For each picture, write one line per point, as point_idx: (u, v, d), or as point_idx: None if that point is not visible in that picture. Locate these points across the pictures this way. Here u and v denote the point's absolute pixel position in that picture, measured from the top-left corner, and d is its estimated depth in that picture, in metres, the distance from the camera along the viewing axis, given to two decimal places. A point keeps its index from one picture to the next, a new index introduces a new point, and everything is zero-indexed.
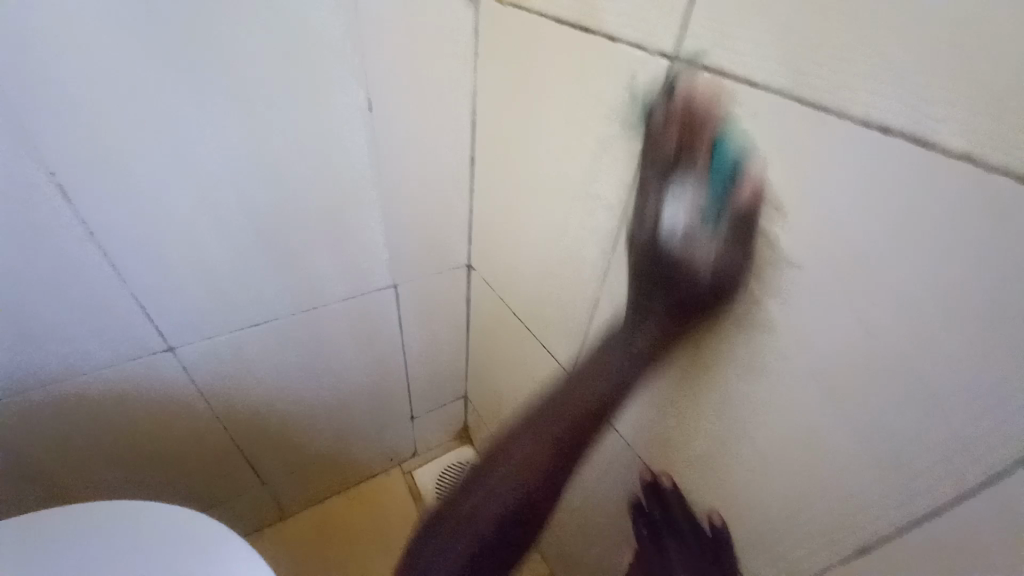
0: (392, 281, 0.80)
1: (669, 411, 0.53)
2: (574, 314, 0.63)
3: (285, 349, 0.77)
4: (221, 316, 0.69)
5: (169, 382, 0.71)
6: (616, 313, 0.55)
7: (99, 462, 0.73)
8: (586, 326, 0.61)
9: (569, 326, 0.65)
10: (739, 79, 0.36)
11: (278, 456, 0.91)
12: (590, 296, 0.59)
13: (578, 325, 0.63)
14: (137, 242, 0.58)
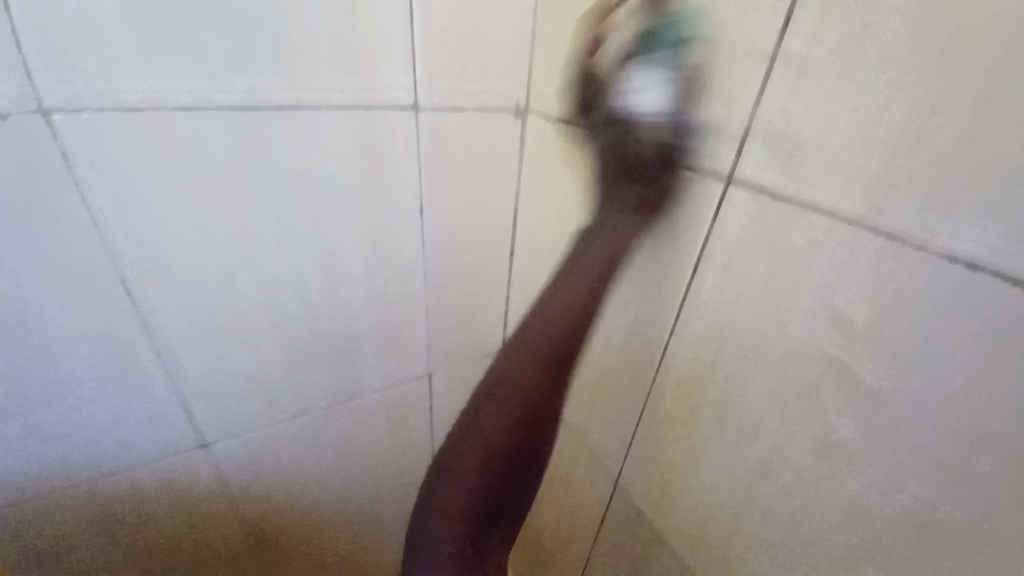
0: (430, 372, 0.80)
1: (742, 520, 0.51)
2: (628, 414, 0.63)
3: (320, 443, 0.75)
4: (267, 410, 0.68)
5: (198, 483, 0.68)
6: (678, 411, 0.55)
7: (108, 575, 0.67)
8: (640, 425, 0.61)
9: (621, 423, 0.64)
10: (807, 201, 0.40)
11: (297, 561, 0.84)
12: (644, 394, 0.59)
13: (632, 424, 0.63)
14: (194, 342, 0.59)
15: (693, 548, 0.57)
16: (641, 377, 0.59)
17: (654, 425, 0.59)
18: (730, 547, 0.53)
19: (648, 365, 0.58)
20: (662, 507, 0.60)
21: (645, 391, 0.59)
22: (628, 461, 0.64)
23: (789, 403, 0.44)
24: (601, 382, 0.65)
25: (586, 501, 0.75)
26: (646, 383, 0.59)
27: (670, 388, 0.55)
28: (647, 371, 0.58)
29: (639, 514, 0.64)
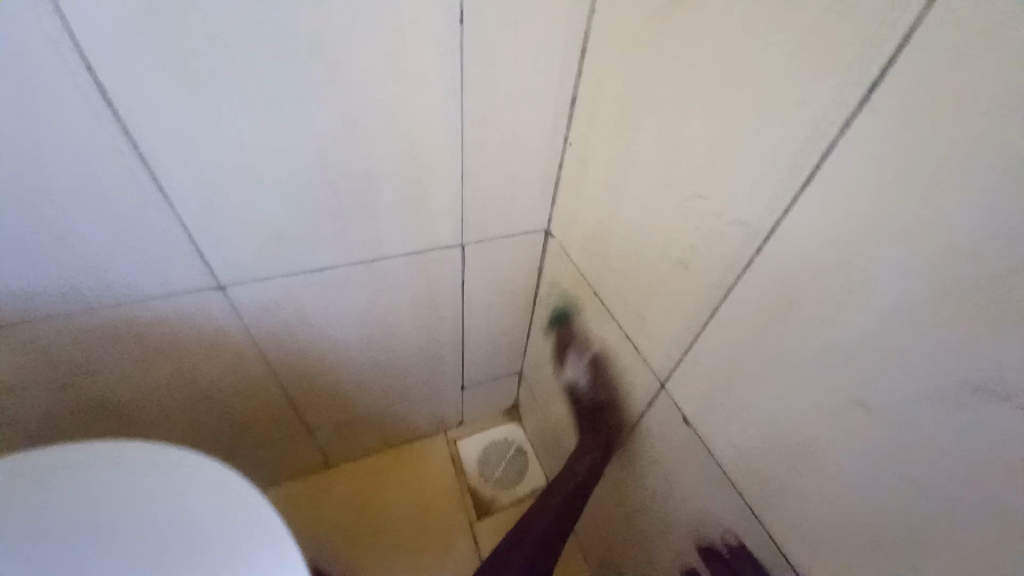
0: (461, 242, 0.70)
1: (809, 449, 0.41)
2: (691, 315, 0.50)
3: (338, 304, 0.71)
4: (282, 261, 0.63)
5: (218, 325, 0.66)
6: (755, 314, 0.43)
7: (140, 398, 0.71)
8: (702, 330, 0.49)
9: (677, 325, 0.53)
10: None
11: (326, 409, 0.87)
12: (719, 295, 0.46)
13: (692, 329, 0.51)
14: (189, 171, 0.51)
15: (738, 469, 0.49)
16: (718, 274, 0.45)
17: (722, 330, 0.47)
18: (790, 476, 0.43)
19: (734, 257, 0.43)
20: (710, 421, 0.51)
21: (720, 290, 0.46)
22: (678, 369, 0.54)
23: (946, 321, 0.30)
24: (663, 274, 0.53)
25: (614, 403, 0.68)
26: (726, 282, 0.45)
27: (758, 289, 0.42)
28: (732, 265, 0.44)
29: (679, 424, 0.56)
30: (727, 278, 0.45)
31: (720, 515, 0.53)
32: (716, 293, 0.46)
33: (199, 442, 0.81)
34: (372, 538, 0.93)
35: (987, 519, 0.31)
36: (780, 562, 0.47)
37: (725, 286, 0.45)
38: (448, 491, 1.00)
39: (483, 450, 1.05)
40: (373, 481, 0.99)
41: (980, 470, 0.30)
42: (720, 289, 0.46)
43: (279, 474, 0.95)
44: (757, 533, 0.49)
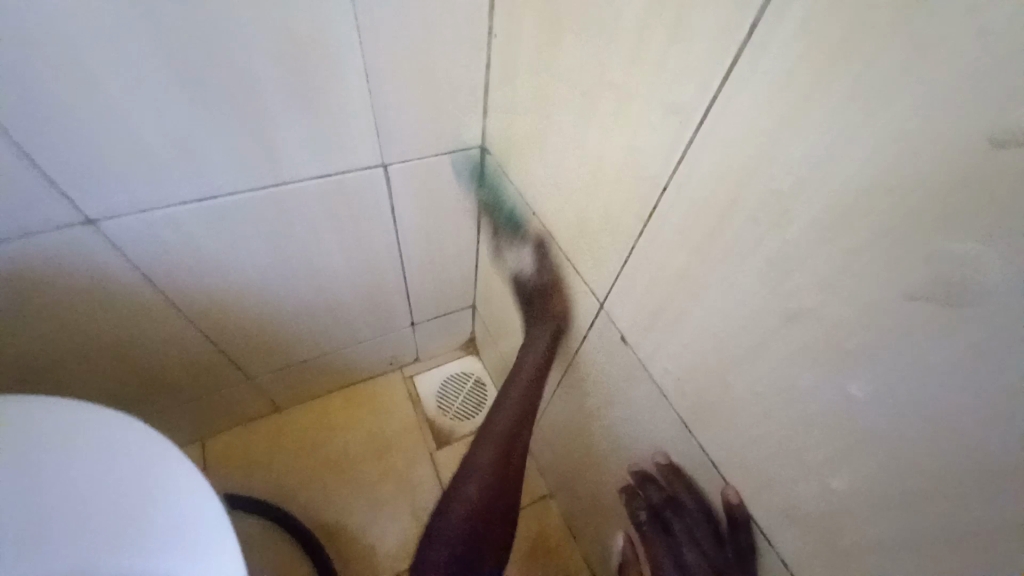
0: (382, 161, 0.64)
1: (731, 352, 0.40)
2: (626, 228, 0.46)
3: (250, 237, 0.64)
4: (170, 189, 0.55)
5: (102, 266, 0.58)
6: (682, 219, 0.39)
7: (31, 359, 0.63)
8: (637, 242, 0.46)
9: (614, 239, 0.49)
10: None
11: (263, 353, 0.82)
12: (655, 197, 0.42)
13: (629, 242, 0.47)
14: (14, 74, 0.42)
15: (674, 385, 0.47)
16: (652, 175, 0.41)
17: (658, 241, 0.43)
18: (720, 386, 0.42)
19: (668, 155, 0.39)
20: (649, 339, 0.49)
21: (656, 192, 0.41)
22: (617, 286, 0.51)
23: (880, 200, 0.26)
24: (601, 183, 0.48)
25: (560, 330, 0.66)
26: (661, 184, 0.40)
27: (693, 185, 0.37)
28: (666, 163, 0.39)
29: (617, 343, 0.54)
30: (661, 179, 0.40)
31: (659, 429, 0.52)
32: (650, 199, 0.42)
33: (119, 401, 0.75)
34: (329, 475, 0.92)
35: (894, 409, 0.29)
36: (710, 469, 0.46)
37: (661, 187, 0.41)
38: (406, 425, 0.99)
39: (440, 384, 1.04)
40: (327, 422, 0.97)
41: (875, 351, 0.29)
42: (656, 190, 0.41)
43: (225, 422, 0.91)
44: (692, 445, 0.47)
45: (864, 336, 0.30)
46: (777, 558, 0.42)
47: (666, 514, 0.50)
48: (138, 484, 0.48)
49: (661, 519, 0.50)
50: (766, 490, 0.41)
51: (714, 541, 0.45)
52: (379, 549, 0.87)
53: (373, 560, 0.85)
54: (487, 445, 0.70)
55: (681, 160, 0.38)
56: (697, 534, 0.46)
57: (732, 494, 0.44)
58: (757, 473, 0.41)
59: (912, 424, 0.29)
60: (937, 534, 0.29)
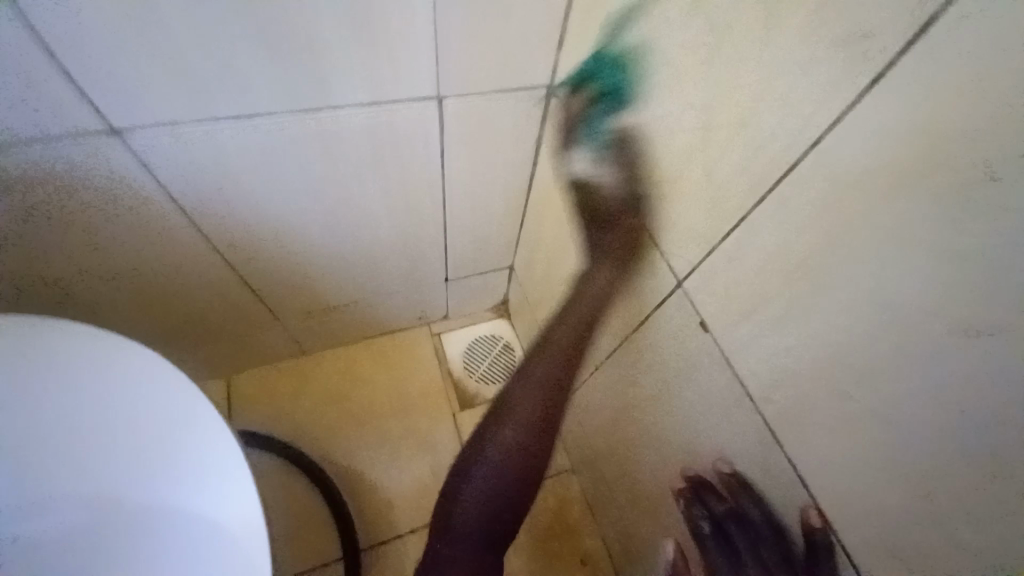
0: (437, 93, 0.56)
1: (866, 351, 0.34)
2: (741, 195, 0.40)
3: (286, 168, 0.58)
4: (202, 103, 0.49)
5: (129, 184, 0.54)
6: (840, 183, 0.33)
7: (55, 275, 0.61)
8: (752, 211, 0.39)
9: (717, 208, 0.42)
10: None
11: (292, 295, 0.78)
12: (795, 157, 0.35)
13: (740, 210, 0.40)
14: None
15: (766, 385, 0.42)
16: (795, 130, 0.34)
17: (783, 213, 0.37)
18: (826, 396, 0.37)
19: (828, 105, 0.32)
20: (739, 330, 0.43)
21: (798, 150, 0.35)
22: (708, 263, 0.45)
23: None
24: (717, 137, 0.41)
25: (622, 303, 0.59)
26: (809, 140, 0.34)
27: (861, 145, 0.31)
28: (822, 115, 0.32)
29: (695, 329, 0.48)
30: (811, 135, 0.33)
31: (730, 433, 0.47)
32: (788, 158, 0.35)
33: (143, 328, 0.73)
34: (349, 424, 0.91)
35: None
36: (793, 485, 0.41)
37: (808, 144, 0.34)
38: (431, 384, 0.96)
39: (469, 345, 1.00)
40: (350, 371, 0.95)
41: None
42: (800, 147, 0.34)
43: (250, 360, 0.90)
44: (774, 457, 0.43)
45: None
46: None
47: (730, 529, 0.45)
48: (162, 423, 0.46)
49: (723, 534, 0.46)
50: (867, 516, 0.36)
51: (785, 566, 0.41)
52: (396, 502, 0.86)
53: (389, 513, 0.85)
54: (506, 439, 0.58)
55: (847, 111, 0.31)
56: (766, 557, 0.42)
57: (813, 516, 0.40)
58: (858, 499, 0.37)
59: None
60: None
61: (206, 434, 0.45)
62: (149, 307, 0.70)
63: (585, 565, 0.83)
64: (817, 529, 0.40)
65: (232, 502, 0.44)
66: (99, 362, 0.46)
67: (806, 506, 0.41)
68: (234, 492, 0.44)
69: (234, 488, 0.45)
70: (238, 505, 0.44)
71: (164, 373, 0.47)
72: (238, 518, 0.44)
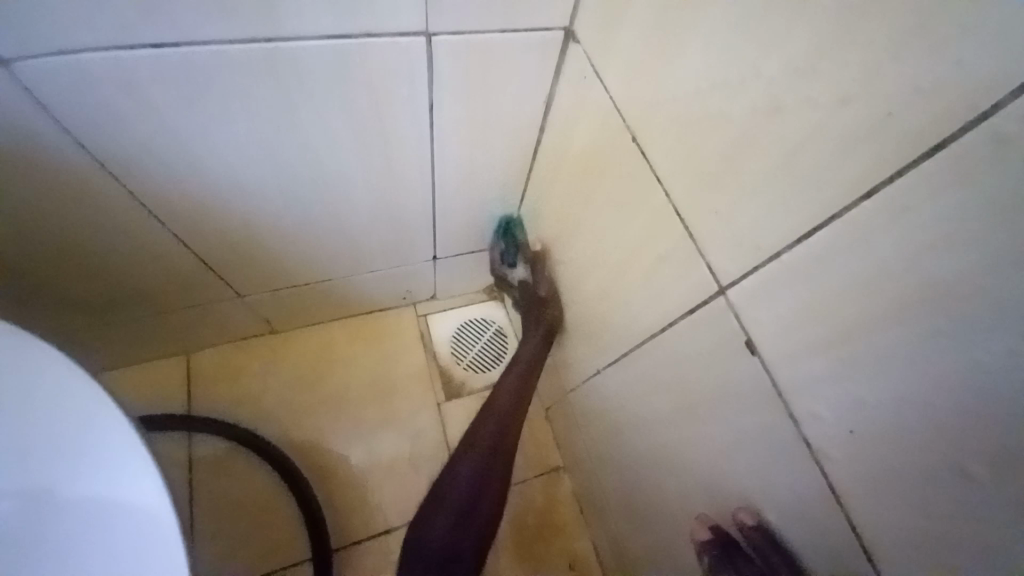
0: (425, 30, 0.44)
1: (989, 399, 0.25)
2: (837, 185, 0.30)
3: (237, 118, 0.47)
4: (112, 25, 0.37)
5: (30, 130, 0.43)
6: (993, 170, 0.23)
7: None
8: (852, 207, 0.30)
9: (795, 202, 0.33)
10: None
11: (255, 270, 0.68)
12: (942, 136, 0.25)
13: (832, 206, 0.31)
14: None
15: (828, 422, 0.34)
16: (947, 98, 0.24)
17: (900, 216, 0.28)
18: (919, 450, 0.29)
19: (1010, 61, 0.22)
20: (799, 355, 0.35)
21: (948, 127, 0.25)
22: (770, 269, 0.36)
23: None
24: (809, 103, 0.30)
25: (641, 300, 0.50)
26: (973, 112, 0.24)
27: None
28: (994, 76, 0.23)
29: (736, 344, 0.40)
30: (978, 105, 0.23)
31: (770, 470, 0.40)
32: (931, 138, 0.25)
33: (76, 304, 0.63)
34: (322, 412, 0.83)
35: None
36: (845, 537, 0.35)
37: (969, 118, 0.24)
38: (416, 370, 0.88)
39: (458, 329, 0.91)
40: (326, 353, 0.86)
41: None
42: (955, 123, 0.24)
43: (212, 339, 0.80)
44: (826, 506, 0.36)
45: None
46: None
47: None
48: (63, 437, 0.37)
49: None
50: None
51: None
52: (372, 498, 0.79)
53: (366, 510, 0.78)
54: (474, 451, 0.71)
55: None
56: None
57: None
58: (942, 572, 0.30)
59: None
60: None
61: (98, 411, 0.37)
62: (82, 282, 0.60)
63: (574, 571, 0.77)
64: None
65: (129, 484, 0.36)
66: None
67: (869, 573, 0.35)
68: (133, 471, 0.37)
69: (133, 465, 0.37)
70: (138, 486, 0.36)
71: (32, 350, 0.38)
72: (138, 510, 0.36)
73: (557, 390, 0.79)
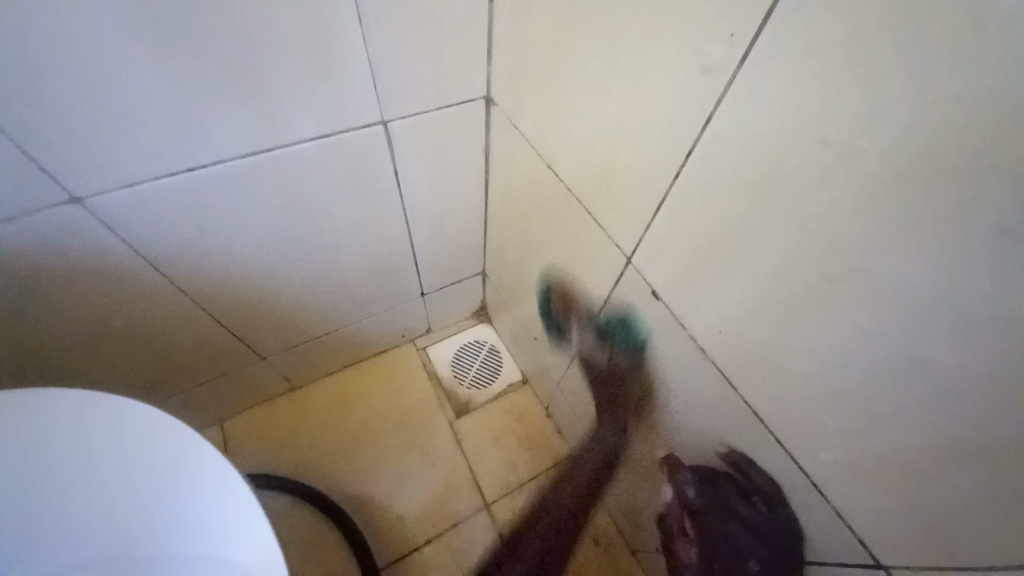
0: (383, 119, 0.59)
1: (774, 300, 0.38)
2: (658, 174, 0.43)
3: (253, 212, 0.60)
4: (155, 162, 0.51)
5: (103, 251, 0.56)
6: (722, 151, 0.36)
7: (30, 348, 0.61)
8: (672, 187, 0.42)
9: (645, 188, 0.45)
10: None
11: (275, 332, 0.80)
12: (695, 133, 0.38)
13: (665, 185, 0.43)
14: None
15: (718, 342, 0.45)
16: (692, 110, 0.37)
17: (691, 190, 0.40)
18: (768, 340, 0.40)
19: (712, 88, 0.35)
20: (685, 294, 0.46)
21: (696, 127, 0.37)
22: (647, 240, 0.48)
23: (937, 136, 0.25)
24: (633, 125, 0.43)
25: (586, 289, 0.63)
26: (704, 117, 0.36)
27: (740, 118, 0.34)
28: (708, 97, 0.35)
29: (649, 300, 0.51)
30: (703, 113, 0.36)
31: (698, 389, 0.50)
32: (691, 137, 0.38)
33: (130, 389, 0.74)
34: (348, 450, 0.92)
35: (968, 339, 0.27)
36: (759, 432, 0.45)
37: (702, 125, 0.37)
38: (424, 396, 0.98)
39: (455, 354, 1.02)
40: (345, 397, 0.96)
41: (923, 294, 0.29)
42: (698, 125, 0.37)
43: (241, 403, 0.90)
44: (739, 406, 0.46)
45: (931, 279, 0.28)
46: (831, 511, 0.41)
47: (697, 498, 0.52)
48: (189, 508, 0.48)
49: (696, 504, 0.52)
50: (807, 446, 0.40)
51: (745, 497, 0.47)
52: (406, 516, 0.87)
53: (402, 529, 0.86)
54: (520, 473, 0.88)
55: (729, 88, 0.34)
56: (729, 498, 0.48)
57: (721, 447, 0.50)
58: (812, 425, 0.39)
59: (958, 369, 0.28)
60: (983, 471, 0.30)
61: (184, 430, 0.49)
62: (135, 369, 0.71)
63: (598, 543, 0.85)
64: (725, 458, 0.49)
65: (225, 520, 0.47)
66: (108, 427, 0.48)
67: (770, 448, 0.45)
68: (232, 513, 0.47)
69: (232, 508, 0.47)
70: (239, 518, 0.47)
71: (108, 404, 0.49)
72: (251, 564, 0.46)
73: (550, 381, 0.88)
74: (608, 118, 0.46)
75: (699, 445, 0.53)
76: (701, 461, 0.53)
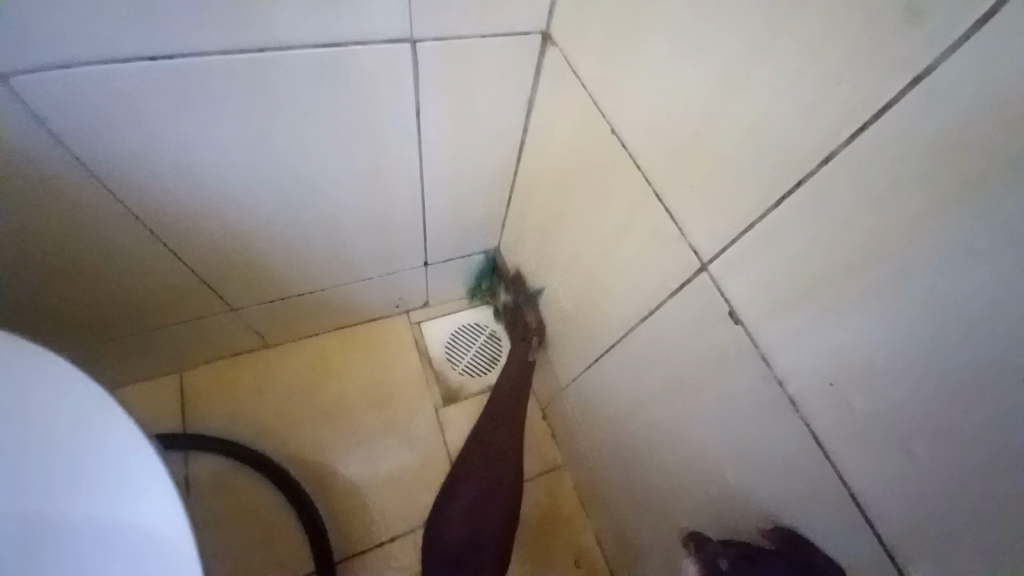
0: (411, 36, 0.46)
1: (935, 353, 0.27)
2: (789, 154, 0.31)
3: (231, 131, 0.48)
4: (105, 42, 0.39)
5: (30, 150, 0.44)
6: (920, 131, 0.25)
7: None
8: (810, 174, 0.30)
9: (757, 173, 0.33)
10: None
11: (249, 282, 0.69)
12: (883, 100, 0.26)
13: (797, 171, 0.31)
14: None
15: (813, 388, 0.35)
16: (886, 65, 0.25)
17: (841, 182, 0.29)
18: (908, 403, 0.29)
19: (935, 32, 0.23)
20: (779, 321, 0.36)
21: (889, 90, 0.25)
22: (739, 245, 0.36)
23: None
24: (768, 79, 0.31)
25: (626, 288, 0.52)
26: (911, 73, 0.25)
27: (985, 82, 0.22)
28: (926, 44, 0.24)
29: (719, 319, 0.40)
30: (908, 69, 0.25)
31: (763, 435, 0.40)
32: (874, 102, 0.26)
33: (68, 323, 0.63)
34: (316, 422, 0.82)
35: None
36: (841, 507, 0.36)
37: (907, 82, 0.25)
38: (411, 376, 0.88)
39: (451, 335, 0.92)
40: (323, 363, 0.86)
41: None
42: (895, 85, 0.25)
43: (204, 355, 0.80)
44: (821, 468, 0.36)
45: None
46: None
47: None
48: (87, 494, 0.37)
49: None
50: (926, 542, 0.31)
51: None
52: (372, 505, 0.78)
53: (366, 519, 0.77)
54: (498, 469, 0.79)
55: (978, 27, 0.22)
56: None
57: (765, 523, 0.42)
58: (940, 514, 0.30)
59: None
60: None
61: (105, 399, 0.39)
62: (75, 301, 0.60)
63: (579, 566, 0.77)
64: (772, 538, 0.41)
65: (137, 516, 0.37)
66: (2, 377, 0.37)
67: (848, 529, 0.36)
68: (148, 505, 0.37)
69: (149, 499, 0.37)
70: (154, 519, 0.37)
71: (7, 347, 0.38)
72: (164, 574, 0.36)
73: (555, 382, 0.78)
74: (720, 70, 0.34)
75: (747, 501, 0.44)
76: (739, 528, 0.45)
